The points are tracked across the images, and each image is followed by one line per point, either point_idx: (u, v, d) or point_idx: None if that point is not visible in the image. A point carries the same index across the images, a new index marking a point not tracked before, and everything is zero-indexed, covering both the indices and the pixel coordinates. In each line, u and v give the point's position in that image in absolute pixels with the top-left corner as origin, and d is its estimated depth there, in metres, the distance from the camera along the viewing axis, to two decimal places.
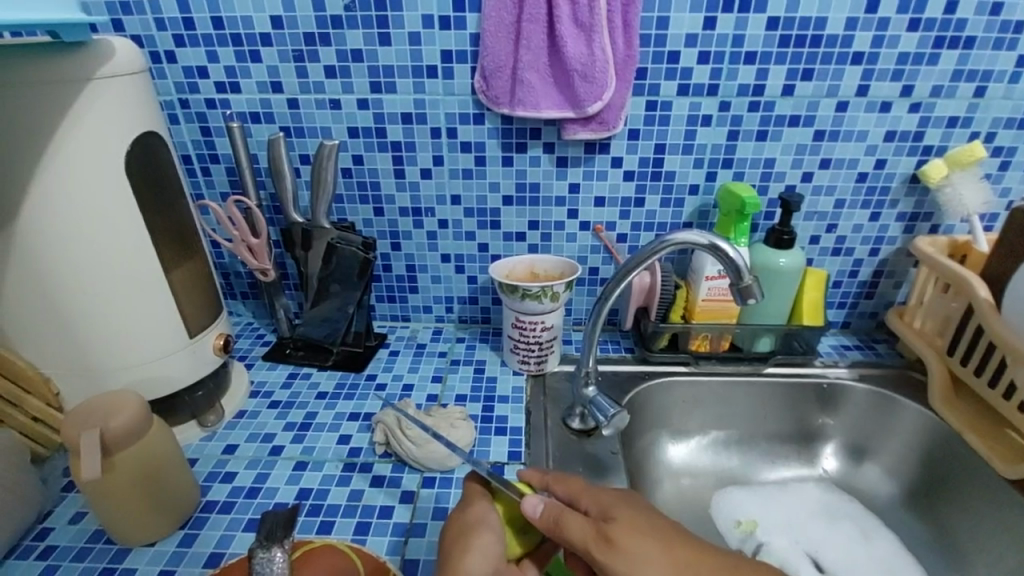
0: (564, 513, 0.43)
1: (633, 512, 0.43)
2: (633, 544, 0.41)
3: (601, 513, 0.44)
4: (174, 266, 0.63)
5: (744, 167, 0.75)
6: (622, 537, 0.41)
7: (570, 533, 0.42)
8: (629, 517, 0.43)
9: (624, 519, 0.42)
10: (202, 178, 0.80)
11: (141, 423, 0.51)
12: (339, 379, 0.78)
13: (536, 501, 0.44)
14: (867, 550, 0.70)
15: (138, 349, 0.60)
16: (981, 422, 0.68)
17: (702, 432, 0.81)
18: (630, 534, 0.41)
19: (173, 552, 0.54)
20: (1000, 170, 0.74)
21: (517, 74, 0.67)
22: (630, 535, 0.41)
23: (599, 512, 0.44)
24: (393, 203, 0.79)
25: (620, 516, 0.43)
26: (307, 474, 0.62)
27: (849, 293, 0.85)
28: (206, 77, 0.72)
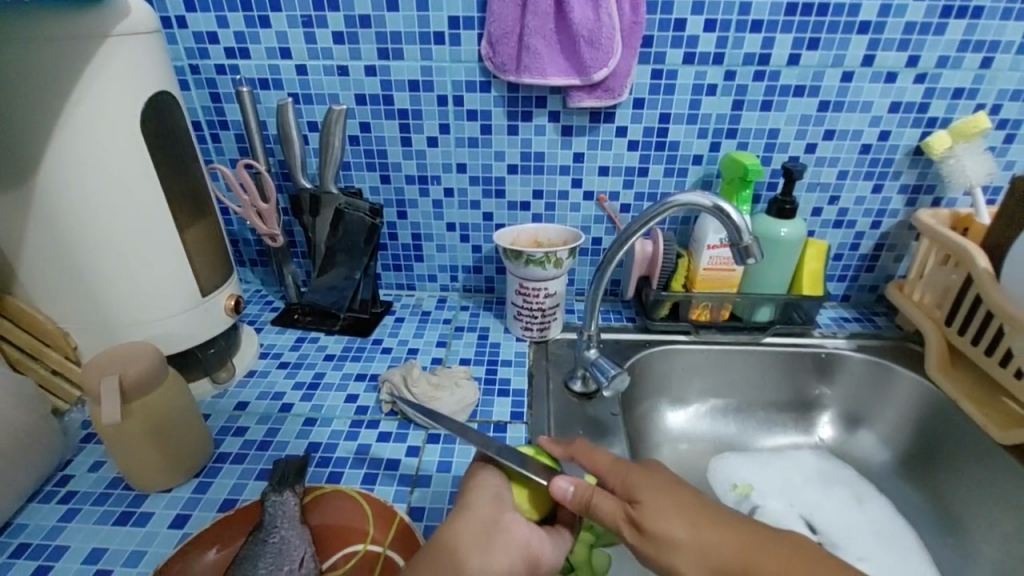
0: (596, 493, 0.42)
1: (665, 496, 0.42)
2: (663, 530, 0.40)
3: (629, 494, 0.43)
4: (186, 226, 0.65)
5: (747, 137, 0.75)
6: (651, 523, 0.40)
7: (600, 511, 0.42)
8: (660, 501, 0.41)
9: (652, 501, 0.41)
10: (212, 145, 0.81)
11: (157, 372, 0.53)
12: (346, 343, 0.80)
13: (567, 483, 0.43)
14: (859, 514, 0.72)
15: (153, 306, 0.61)
16: (978, 390, 0.70)
17: (701, 399, 0.83)
18: (660, 519, 0.40)
19: (189, 498, 0.56)
20: (1005, 143, 0.74)
21: (524, 40, 0.68)
22: (657, 520, 0.40)
23: (628, 493, 0.43)
24: (400, 171, 0.81)
25: (649, 500, 0.42)
26: (316, 429, 0.64)
27: (850, 266, 0.86)
28: (216, 43, 0.73)
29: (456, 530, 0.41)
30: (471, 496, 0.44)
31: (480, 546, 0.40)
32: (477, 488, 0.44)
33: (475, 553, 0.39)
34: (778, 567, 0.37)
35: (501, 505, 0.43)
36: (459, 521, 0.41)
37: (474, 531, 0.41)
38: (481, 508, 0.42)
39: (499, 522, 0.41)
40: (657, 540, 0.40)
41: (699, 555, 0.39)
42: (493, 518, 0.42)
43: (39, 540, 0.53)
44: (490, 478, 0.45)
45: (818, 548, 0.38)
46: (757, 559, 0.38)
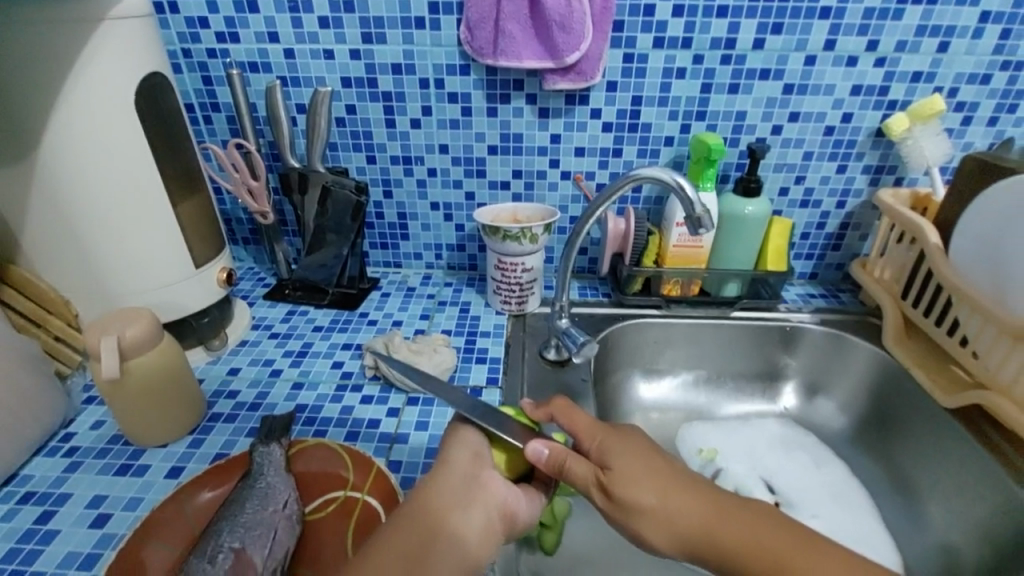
0: (569, 457, 0.44)
1: (636, 463, 0.44)
2: (631, 498, 0.42)
3: (602, 459, 0.45)
4: (180, 201, 0.69)
5: (716, 120, 0.79)
6: (621, 490, 0.42)
7: (572, 474, 0.44)
8: (630, 469, 0.43)
9: (623, 469, 0.43)
10: (205, 127, 0.85)
11: (153, 334, 0.57)
12: (334, 316, 0.84)
13: (542, 445, 0.45)
14: (816, 477, 0.77)
15: (150, 276, 0.65)
16: (929, 358, 0.74)
17: (672, 371, 0.87)
18: (630, 488, 0.42)
19: (183, 452, 0.61)
20: (962, 125, 0.78)
21: (499, 25, 0.71)
22: (626, 488, 0.42)
23: (600, 458, 0.45)
24: (385, 151, 0.84)
25: (621, 468, 0.43)
26: (303, 392, 0.69)
27: (817, 245, 0.89)
28: (208, 27, 0.76)
29: (436, 483, 0.44)
30: (450, 457, 0.46)
31: (457, 503, 0.43)
32: (458, 446, 0.47)
33: (454, 508, 0.43)
34: (737, 539, 0.40)
35: (480, 464, 0.45)
36: (439, 476, 0.45)
37: (454, 486, 0.44)
38: (461, 466, 0.45)
39: (477, 479, 0.44)
40: (625, 506, 0.42)
41: (664, 522, 0.42)
42: (472, 476, 0.45)
43: (44, 488, 0.57)
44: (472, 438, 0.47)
45: (778, 515, 0.41)
46: (719, 527, 0.41)
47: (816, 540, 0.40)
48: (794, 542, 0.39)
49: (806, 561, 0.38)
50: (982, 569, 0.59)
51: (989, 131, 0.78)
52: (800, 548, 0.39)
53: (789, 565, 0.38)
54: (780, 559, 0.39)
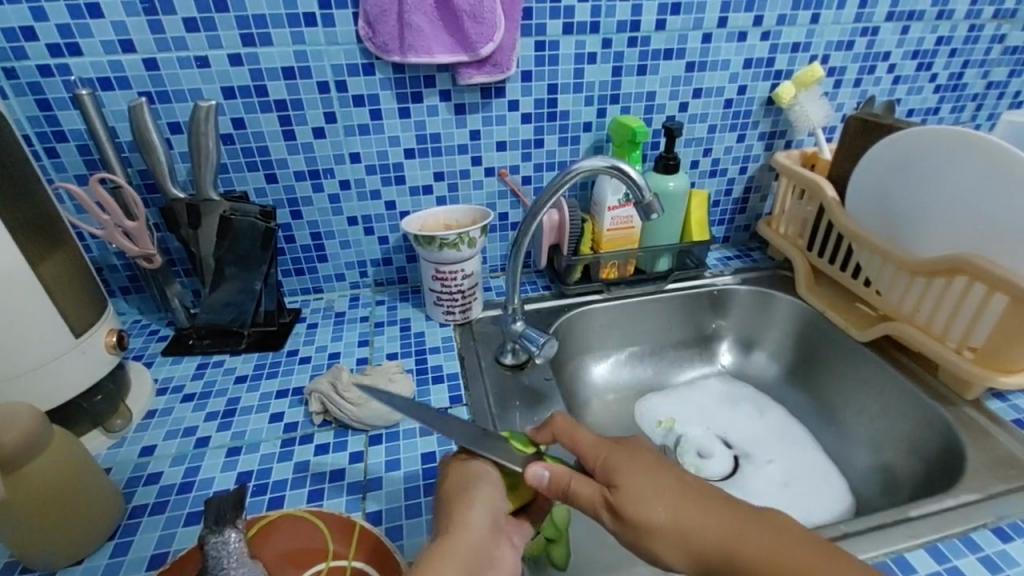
0: (573, 478, 0.43)
1: (645, 478, 0.42)
2: (642, 518, 0.40)
3: (608, 477, 0.43)
4: (42, 260, 0.55)
5: (629, 102, 0.80)
6: (630, 508, 0.41)
7: (578, 497, 0.42)
8: (639, 486, 0.41)
9: (632, 487, 0.41)
10: (49, 161, 0.69)
11: (41, 432, 0.45)
12: (257, 360, 0.74)
13: (543, 469, 0.43)
14: (763, 423, 0.83)
15: (16, 359, 0.52)
16: (839, 300, 0.82)
17: (619, 350, 0.89)
18: (639, 506, 0.40)
19: (108, 564, 0.50)
20: (834, 88, 0.87)
21: (404, 17, 0.65)
22: (636, 505, 0.41)
23: (606, 477, 0.43)
24: (286, 167, 0.75)
25: (630, 485, 0.41)
26: (242, 458, 0.59)
27: (727, 210, 0.96)
28: (33, 39, 0.61)
29: (447, 554, 0.39)
30: (460, 507, 0.42)
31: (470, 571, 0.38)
32: (465, 498, 0.43)
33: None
34: (757, 553, 0.38)
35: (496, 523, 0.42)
36: (453, 540, 0.40)
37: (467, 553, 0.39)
38: (472, 533, 0.41)
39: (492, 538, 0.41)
40: (635, 526, 0.40)
41: (678, 538, 0.40)
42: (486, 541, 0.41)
43: None
44: (482, 474, 0.45)
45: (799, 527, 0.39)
46: (734, 540, 0.39)
47: (845, 563, 0.37)
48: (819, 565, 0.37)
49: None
50: (915, 475, 0.67)
51: (855, 91, 0.88)
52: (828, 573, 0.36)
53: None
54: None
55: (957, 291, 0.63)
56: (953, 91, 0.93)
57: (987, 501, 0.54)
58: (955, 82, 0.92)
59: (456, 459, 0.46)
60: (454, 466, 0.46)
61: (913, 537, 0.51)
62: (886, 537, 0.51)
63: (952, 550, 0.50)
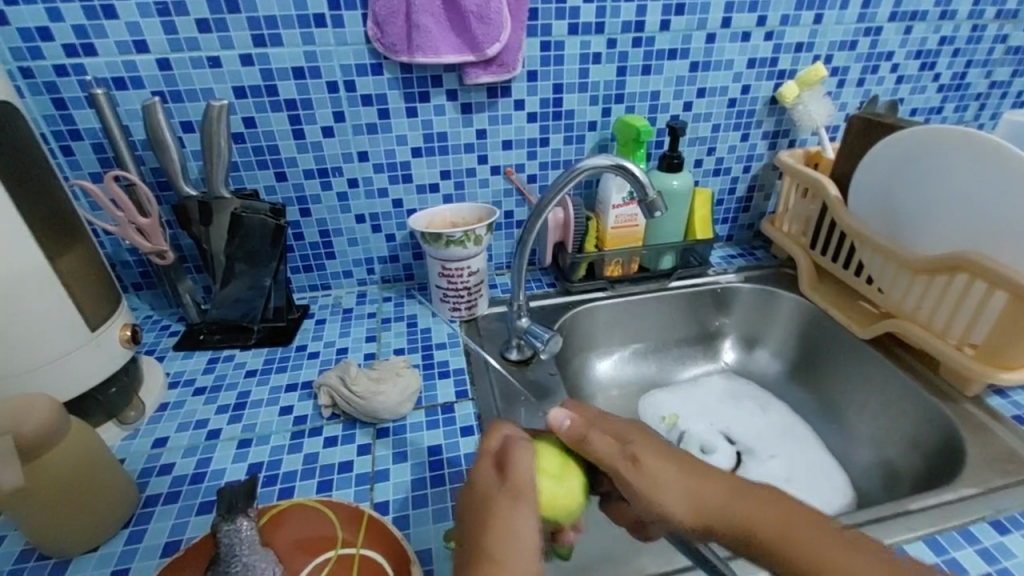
0: (590, 430, 0.45)
1: (654, 441, 0.45)
2: (655, 468, 0.43)
3: (620, 436, 0.45)
4: (58, 254, 0.56)
5: (633, 101, 0.81)
6: (644, 460, 0.43)
7: (595, 447, 0.44)
8: (650, 445, 0.45)
9: (644, 444, 0.44)
10: (64, 159, 0.70)
11: (59, 422, 0.46)
12: (267, 355, 0.75)
13: (563, 416, 0.46)
14: (765, 419, 0.84)
15: (32, 352, 0.53)
16: (841, 298, 0.83)
17: (623, 347, 0.90)
18: (653, 458, 0.44)
19: (123, 551, 0.51)
20: (838, 87, 0.88)
21: (412, 18, 0.66)
22: (650, 457, 0.44)
23: (620, 436, 0.46)
24: (296, 165, 0.76)
25: (642, 442, 0.45)
26: (253, 450, 0.61)
27: (730, 209, 0.96)
28: (50, 39, 0.63)
29: None
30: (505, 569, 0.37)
31: None
32: (511, 558, 0.37)
33: None
34: (754, 509, 0.41)
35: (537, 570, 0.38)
36: None
37: None
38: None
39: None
40: (649, 476, 0.43)
41: (684, 490, 0.43)
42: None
43: None
44: (526, 532, 0.39)
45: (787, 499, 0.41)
46: (733, 498, 0.42)
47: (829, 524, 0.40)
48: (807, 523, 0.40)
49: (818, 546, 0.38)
50: (915, 470, 0.68)
51: (858, 91, 0.89)
52: (817, 530, 0.39)
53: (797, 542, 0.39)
54: (790, 534, 0.39)
55: (957, 289, 0.64)
56: (956, 91, 0.93)
57: (985, 495, 0.55)
58: (958, 82, 0.92)
59: (504, 493, 0.40)
60: (496, 505, 0.40)
61: (911, 530, 0.52)
62: (885, 531, 0.52)
63: (950, 542, 0.51)
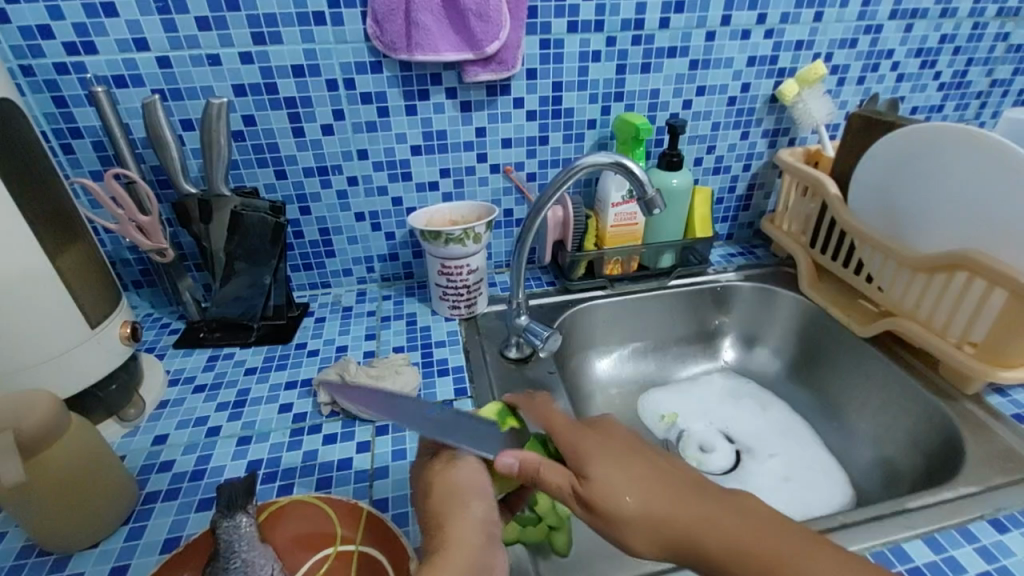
0: (543, 467, 0.41)
1: (615, 467, 0.41)
2: (613, 507, 0.39)
3: (578, 467, 0.41)
4: (58, 253, 0.57)
5: (633, 99, 0.81)
6: (600, 498, 0.40)
7: (549, 484, 0.41)
8: (608, 476, 0.40)
9: (602, 477, 0.40)
10: (64, 157, 0.71)
11: (59, 419, 0.47)
12: (267, 353, 0.75)
13: (511, 458, 0.41)
14: (765, 417, 0.84)
15: (33, 349, 0.53)
16: (842, 297, 0.83)
17: (623, 345, 0.90)
18: (610, 495, 0.40)
19: (123, 548, 0.51)
20: (838, 85, 0.87)
21: (411, 16, 0.66)
22: (608, 492, 0.40)
23: (577, 467, 0.42)
24: (296, 164, 0.76)
25: (598, 475, 0.40)
26: (253, 447, 0.61)
27: (730, 207, 0.96)
28: (50, 37, 0.63)
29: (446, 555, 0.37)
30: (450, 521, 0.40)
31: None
32: (456, 508, 0.41)
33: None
34: (725, 537, 0.37)
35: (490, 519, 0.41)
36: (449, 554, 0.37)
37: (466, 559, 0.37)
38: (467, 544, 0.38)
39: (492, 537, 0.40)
40: (607, 516, 0.39)
41: (648, 524, 0.39)
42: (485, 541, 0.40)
43: None
44: (465, 480, 0.43)
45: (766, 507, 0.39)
46: (702, 529, 0.38)
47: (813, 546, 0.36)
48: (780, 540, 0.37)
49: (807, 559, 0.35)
50: (915, 469, 0.67)
51: (858, 89, 0.88)
52: (794, 560, 0.35)
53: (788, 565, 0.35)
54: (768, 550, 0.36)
55: (958, 286, 0.64)
56: (957, 89, 0.93)
57: (985, 494, 0.55)
58: (959, 80, 0.92)
59: (441, 461, 0.44)
60: (437, 473, 0.44)
61: (910, 528, 0.52)
62: (884, 529, 0.52)
63: (949, 540, 0.51)
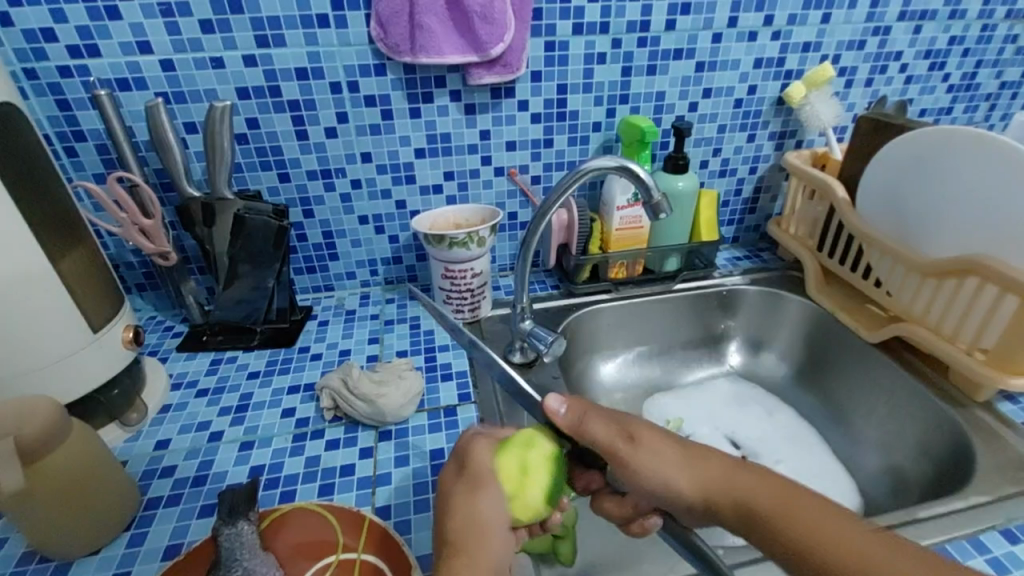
0: (588, 414, 0.46)
1: (654, 427, 0.46)
2: (653, 450, 0.44)
3: (620, 419, 0.46)
4: (60, 256, 0.56)
5: (638, 102, 0.80)
6: (642, 444, 0.45)
7: (594, 432, 0.45)
8: (648, 429, 0.46)
9: (644, 429, 0.45)
10: (68, 160, 0.71)
11: (60, 425, 0.46)
12: (270, 357, 0.75)
13: (559, 402, 0.46)
14: (771, 423, 0.83)
15: (34, 354, 0.53)
16: (849, 301, 0.82)
17: (628, 350, 0.89)
18: (650, 442, 0.45)
19: (124, 555, 0.51)
20: (846, 88, 0.87)
21: (415, 19, 0.66)
22: (648, 441, 0.45)
23: (619, 419, 0.46)
24: (299, 166, 0.76)
25: (640, 427, 0.46)
26: (255, 452, 0.61)
27: (736, 210, 0.95)
28: (54, 41, 0.63)
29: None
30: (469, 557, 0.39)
31: None
32: (473, 545, 0.40)
33: None
34: (746, 487, 0.42)
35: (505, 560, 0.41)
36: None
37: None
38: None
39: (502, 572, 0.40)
40: (644, 460, 0.44)
41: (681, 473, 0.44)
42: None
43: None
44: (491, 516, 0.41)
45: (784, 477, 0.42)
46: (729, 480, 0.43)
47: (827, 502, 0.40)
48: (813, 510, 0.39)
49: (820, 514, 0.39)
50: (923, 476, 0.67)
51: (866, 91, 0.88)
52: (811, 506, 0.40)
53: (808, 526, 0.38)
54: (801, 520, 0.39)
55: (968, 293, 0.63)
56: (966, 91, 0.92)
57: (996, 503, 0.54)
58: (968, 82, 0.91)
59: (467, 483, 0.43)
60: (463, 495, 0.42)
61: (920, 539, 0.51)
62: None
63: (960, 551, 0.50)
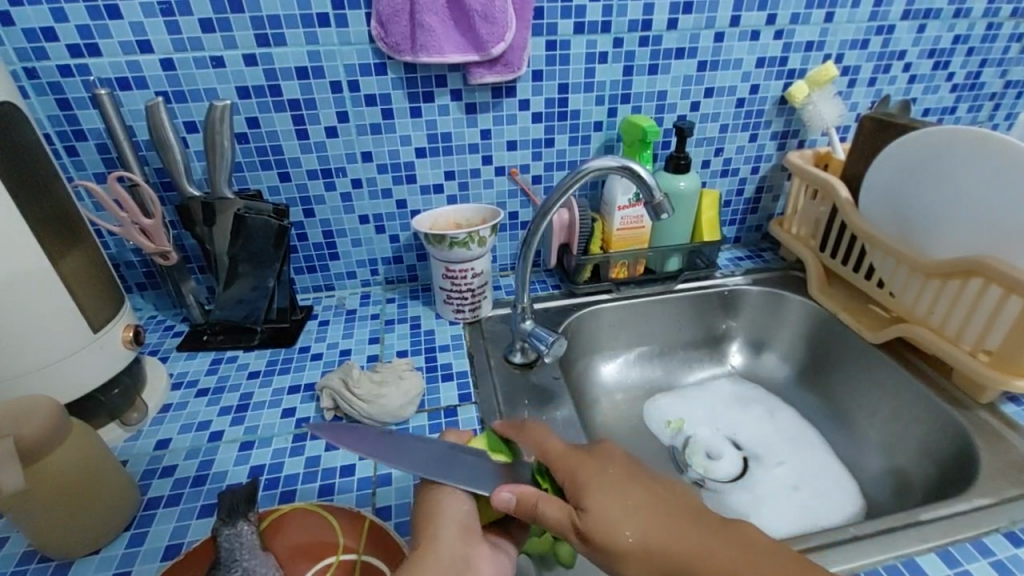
0: (541, 500, 0.41)
1: (613, 498, 0.40)
2: (610, 539, 0.38)
3: (576, 498, 0.41)
4: (60, 255, 0.56)
5: (640, 101, 0.80)
6: (598, 531, 0.39)
7: (549, 517, 0.41)
8: (606, 505, 0.40)
9: (600, 507, 0.40)
10: (69, 160, 0.71)
11: (58, 426, 0.46)
12: (270, 356, 0.75)
13: (509, 494, 0.42)
14: (773, 424, 0.82)
15: (34, 353, 0.53)
16: (852, 302, 0.81)
17: (629, 350, 0.89)
18: (607, 528, 0.39)
19: (123, 555, 0.51)
20: (849, 87, 0.86)
21: (416, 18, 0.65)
22: (605, 523, 0.39)
23: (576, 497, 0.41)
24: (300, 166, 0.76)
25: (596, 505, 0.40)
26: (255, 452, 0.60)
27: (738, 210, 0.95)
28: (54, 40, 0.63)
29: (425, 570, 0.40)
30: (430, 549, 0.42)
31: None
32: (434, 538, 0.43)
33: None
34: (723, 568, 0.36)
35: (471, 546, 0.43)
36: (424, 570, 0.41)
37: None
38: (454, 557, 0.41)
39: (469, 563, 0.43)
40: (606, 549, 0.39)
41: (648, 559, 0.38)
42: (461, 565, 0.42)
43: None
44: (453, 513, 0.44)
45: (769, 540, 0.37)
46: (705, 560, 0.36)
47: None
48: (787, 572, 0.35)
49: None
50: (926, 479, 0.66)
51: (869, 91, 0.87)
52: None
53: None
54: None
55: (972, 294, 0.62)
56: (970, 90, 0.91)
57: (1000, 506, 0.54)
58: (972, 81, 0.90)
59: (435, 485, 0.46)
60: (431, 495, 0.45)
61: (922, 541, 0.51)
62: (896, 542, 0.51)
63: (963, 555, 0.49)
